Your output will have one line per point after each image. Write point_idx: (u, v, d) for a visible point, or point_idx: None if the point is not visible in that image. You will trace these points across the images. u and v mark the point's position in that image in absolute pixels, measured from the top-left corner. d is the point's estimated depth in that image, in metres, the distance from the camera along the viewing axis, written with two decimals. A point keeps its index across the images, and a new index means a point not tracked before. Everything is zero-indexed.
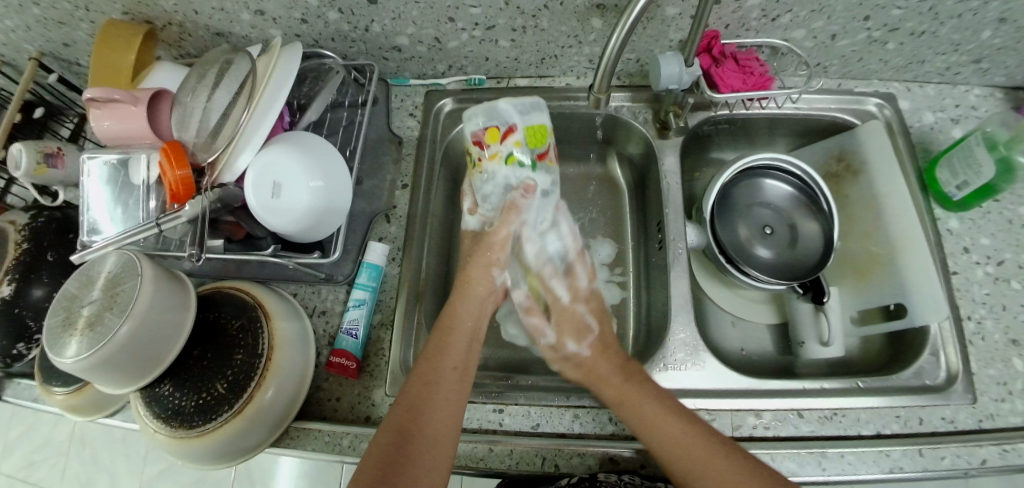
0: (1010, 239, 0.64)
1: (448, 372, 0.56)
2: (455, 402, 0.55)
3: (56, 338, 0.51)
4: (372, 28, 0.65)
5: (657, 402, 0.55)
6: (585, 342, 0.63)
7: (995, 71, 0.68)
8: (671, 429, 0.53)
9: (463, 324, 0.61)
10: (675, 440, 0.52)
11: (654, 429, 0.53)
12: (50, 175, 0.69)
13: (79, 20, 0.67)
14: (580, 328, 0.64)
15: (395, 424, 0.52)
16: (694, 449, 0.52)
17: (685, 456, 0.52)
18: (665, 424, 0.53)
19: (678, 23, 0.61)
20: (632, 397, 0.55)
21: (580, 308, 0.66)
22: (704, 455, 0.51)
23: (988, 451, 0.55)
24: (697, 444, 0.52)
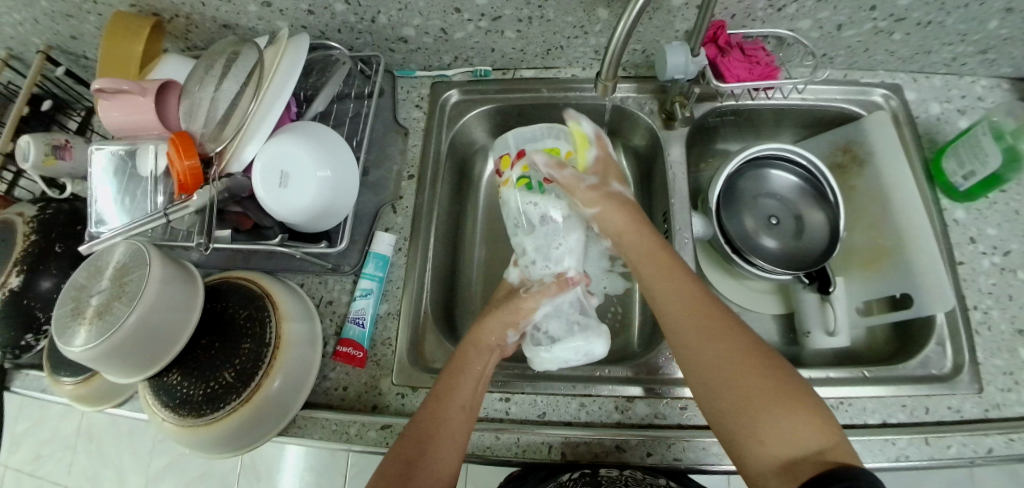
0: (1017, 229, 0.64)
1: (458, 409, 0.53)
2: (467, 421, 0.53)
3: (65, 326, 0.51)
4: (378, 19, 0.65)
5: (683, 280, 0.57)
6: (620, 187, 0.67)
7: (1002, 62, 0.67)
8: (688, 296, 0.55)
9: (472, 368, 0.57)
10: (687, 313, 0.54)
11: (679, 303, 0.55)
12: (57, 167, 0.69)
13: (86, 12, 0.67)
14: (620, 176, 0.68)
15: (412, 438, 0.52)
16: (700, 334, 0.53)
17: (687, 331, 0.54)
18: (684, 299, 0.56)
19: (683, 13, 0.61)
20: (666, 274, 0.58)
21: (613, 186, 0.66)
22: (712, 348, 0.51)
23: (994, 440, 0.55)
24: (714, 329, 0.53)
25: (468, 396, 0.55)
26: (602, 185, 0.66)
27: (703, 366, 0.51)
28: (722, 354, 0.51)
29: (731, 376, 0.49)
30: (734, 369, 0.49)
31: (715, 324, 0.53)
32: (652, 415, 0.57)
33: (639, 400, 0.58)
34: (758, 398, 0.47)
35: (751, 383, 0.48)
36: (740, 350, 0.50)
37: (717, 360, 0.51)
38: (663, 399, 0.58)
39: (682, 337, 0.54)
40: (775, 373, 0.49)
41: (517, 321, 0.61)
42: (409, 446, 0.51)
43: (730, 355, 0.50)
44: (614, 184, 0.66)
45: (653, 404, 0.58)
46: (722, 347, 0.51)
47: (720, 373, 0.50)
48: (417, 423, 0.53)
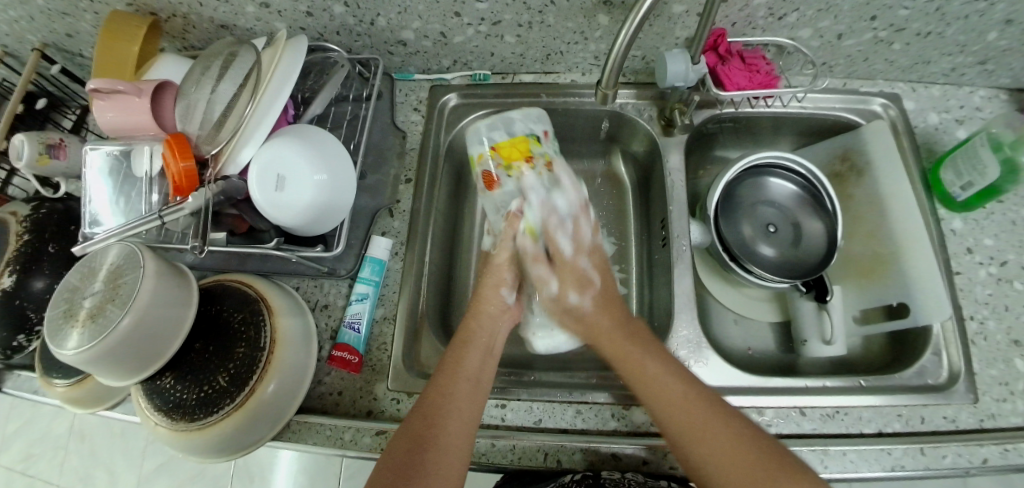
0: (1013, 240, 0.64)
1: (465, 382, 0.54)
2: (472, 411, 0.53)
3: (57, 329, 0.51)
4: (377, 22, 0.65)
5: (661, 362, 0.55)
6: (587, 295, 0.62)
7: (1000, 73, 0.68)
8: (678, 390, 0.53)
9: (478, 337, 0.59)
10: (679, 422, 0.51)
11: (664, 399, 0.53)
12: (51, 166, 0.68)
13: (83, 11, 0.67)
14: (590, 247, 0.64)
15: (409, 435, 0.50)
16: (694, 422, 0.51)
17: (682, 424, 0.51)
18: (671, 390, 0.53)
19: (684, 20, 0.61)
20: (642, 373, 0.55)
21: (583, 261, 0.63)
22: (706, 431, 0.50)
23: (989, 451, 0.55)
24: (703, 423, 0.51)
25: (473, 373, 0.56)
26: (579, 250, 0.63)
27: (700, 436, 0.50)
28: (721, 444, 0.49)
29: (727, 468, 0.48)
30: (731, 450, 0.49)
31: (704, 416, 0.51)
32: (648, 423, 0.57)
33: (636, 408, 0.58)
34: (756, 466, 0.48)
35: (749, 467, 0.48)
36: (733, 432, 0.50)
37: (717, 448, 0.49)
38: None
39: (677, 437, 0.51)
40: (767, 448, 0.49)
41: (506, 279, 0.63)
42: (407, 442, 0.50)
43: (728, 438, 0.50)
44: (584, 259, 0.63)
45: (650, 412, 0.57)
46: (718, 426, 0.50)
47: (716, 465, 0.49)
48: (416, 413, 0.52)
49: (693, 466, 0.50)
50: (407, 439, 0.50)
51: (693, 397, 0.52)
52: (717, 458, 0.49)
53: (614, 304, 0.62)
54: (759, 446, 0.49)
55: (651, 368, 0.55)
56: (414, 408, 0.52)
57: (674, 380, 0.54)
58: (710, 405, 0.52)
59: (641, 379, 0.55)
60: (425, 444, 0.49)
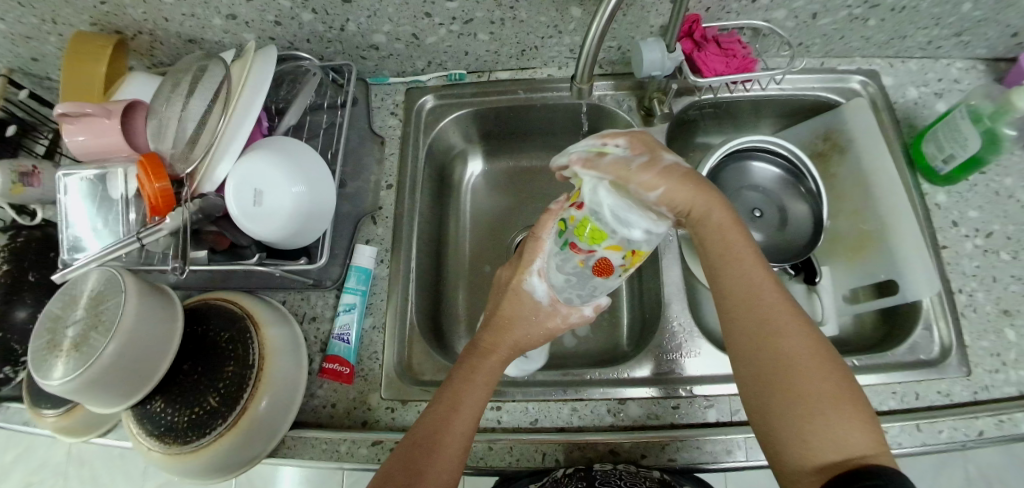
0: (997, 210, 0.64)
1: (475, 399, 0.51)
2: (467, 438, 0.49)
3: (41, 361, 0.50)
4: (347, 27, 0.64)
5: (756, 270, 0.48)
6: (664, 167, 0.48)
7: (976, 44, 0.67)
8: (765, 304, 0.46)
9: (504, 346, 0.55)
10: (745, 328, 0.46)
11: (739, 311, 0.47)
12: (26, 195, 0.67)
13: (47, 33, 0.65)
14: (701, 206, 0.48)
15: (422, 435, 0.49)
16: (768, 327, 0.45)
17: (749, 337, 0.46)
18: (748, 296, 0.47)
19: (657, 8, 0.61)
20: (722, 247, 0.49)
21: (663, 159, 0.49)
22: (780, 340, 0.45)
23: (984, 422, 0.55)
24: (783, 332, 0.45)
25: (483, 387, 0.52)
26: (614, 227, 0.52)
27: (771, 362, 0.44)
28: (795, 366, 0.44)
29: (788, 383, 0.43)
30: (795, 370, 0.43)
31: (786, 323, 0.45)
32: (645, 416, 0.57)
33: (632, 402, 0.57)
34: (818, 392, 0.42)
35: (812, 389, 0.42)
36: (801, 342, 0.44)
37: (791, 365, 0.44)
38: (655, 399, 0.57)
39: (744, 350, 0.46)
40: (835, 378, 0.43)
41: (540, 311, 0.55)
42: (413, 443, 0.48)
43: (796, 354, 0.44)
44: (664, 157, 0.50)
45: (646, 405, 0.57)
46: (790, 348, 0.44)
47: (778, 380, 0.44)
48: (422, 432, 0.49)
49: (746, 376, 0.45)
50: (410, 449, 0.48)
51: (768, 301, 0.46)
52: (784, 373, 0.44)
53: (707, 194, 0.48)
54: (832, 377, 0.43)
55: (736, 277, 0.48)
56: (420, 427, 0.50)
57: (761, 283, 0.47)
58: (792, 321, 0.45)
59: (723, 259, 0.49)
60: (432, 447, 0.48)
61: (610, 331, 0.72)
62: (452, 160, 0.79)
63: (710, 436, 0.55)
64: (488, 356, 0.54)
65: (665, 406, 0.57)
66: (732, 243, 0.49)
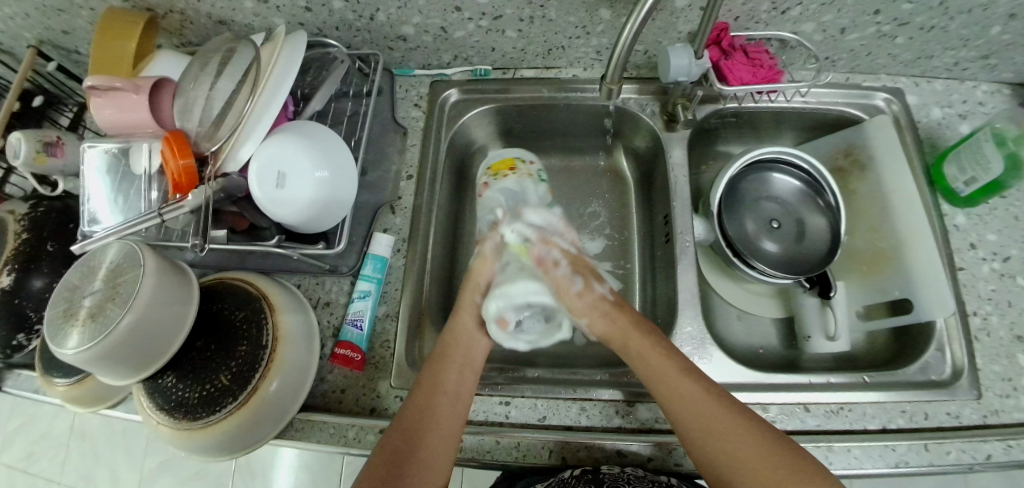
0: (1016, 235, 0.64)
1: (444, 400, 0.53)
2: (450, 428, 0.52)
3: (57, 329, 0.50)
4: (377, 17, 0.64)
5: (677, 364, 0.53)
6: (597, 287, 0.63)
7: (1003, 67, 0.67)
8: (701, 400, 0.51)
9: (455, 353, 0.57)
10: (694, 415, 0.50)
11: (689, 406, 0.51)
12: (49, 165, 0.68)
13: (79, 7, 0.66)
14: (593, 273, 0.64)
15: (391, 447, 0.50)
16: (712, 421, 0.50)
17: (700, 424, 0.50)
18: (687, 392, 0.51)
19: (687, 15, 0.61)
20: (665, 380, 0.53)
21: (590, 261, 0.66)
22: (726, 430, 0.49)
23: (992, 446, 0.55)
24: (731, 426, 0.49)
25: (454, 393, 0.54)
26: (586, 291, 0.62)
27: (727, 452, 0.48)
28: (745, 444, 0.48)
29: (752, 466, 0.47)
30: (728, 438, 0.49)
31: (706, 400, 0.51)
32: (653, 420, 0.57)
33: (641, 405, 0.58)
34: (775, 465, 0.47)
35: (767, 466, 0.47)
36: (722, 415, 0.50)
37: (745, 452, 0.48)
38: None
39: (694, 437, 0.50)
40: (786, 456, 0.47)
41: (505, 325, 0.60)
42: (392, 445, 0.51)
43: (746, 441, 0.48)
44: (596, 284, 0.63)
45: (655, 409, 0.57)
46: (740, 439, 0.49)
47: (741, 469, 0.48)
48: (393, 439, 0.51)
49: (711, 467, 0.49)
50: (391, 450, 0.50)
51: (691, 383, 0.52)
52: (737, 456, 0.48)
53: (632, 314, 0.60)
54: (777, 448, 0.48)
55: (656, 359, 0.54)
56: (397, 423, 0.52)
57: (691, 379, 0.52)
58: (726, 406, 0.51)
59: (665, 390, 0.52)
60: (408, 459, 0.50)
61: None
62: (471, 155, 0.80)
63: None
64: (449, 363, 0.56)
65: None
66: (653, 352, 0.55)
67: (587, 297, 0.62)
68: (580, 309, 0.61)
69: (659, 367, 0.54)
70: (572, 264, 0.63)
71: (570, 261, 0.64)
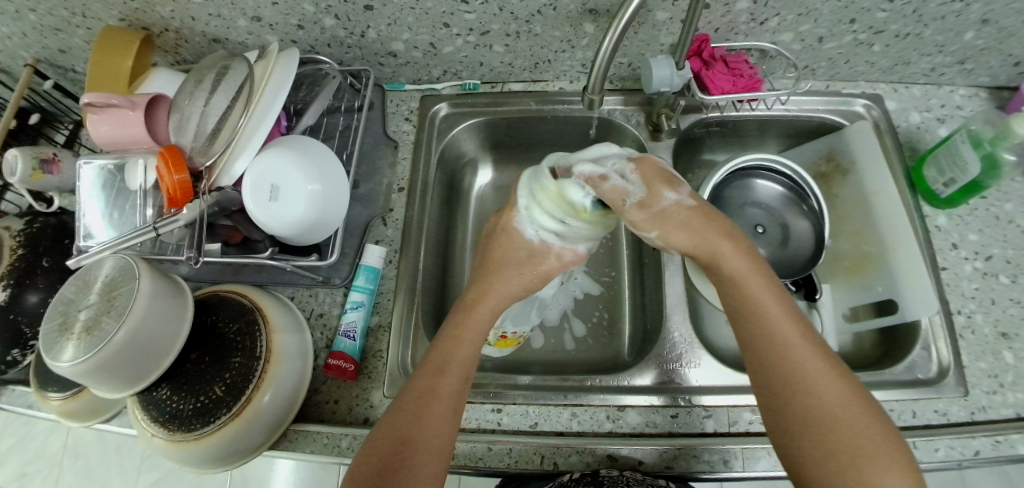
0: (997, 235, 0.66)
1: (452, 385, 0.52)
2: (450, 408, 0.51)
3: (52, 342, 0.51)
4: (367, 34, 0.66)
5: (776, 301, 0.51)
6: (682, 191, 0.56)
7: (979, 71, 0.69)
8: (802, 356, 0.48)
9: (489, 301, 0.58)
10: (778, 354, 0.48)
11: (775, 341, 0.49)
12: (45, 181, 0.69)
13: (75, 26, 0.67)
14: (668, 176, 0.56)
15: (396, 436, 0.49)
16: (801, 367, 0.47)
17: (782, 364, 0.48)
18: (782, 327, 0.49)
19: (668, 27, 0.63)
20: (761, 311, 0.50)
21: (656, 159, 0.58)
22: (810, 375, 0.47)
23: (980, 442, 0.56)
24: (815, 375, 0.47)
25: (456, 388, 0.52)
26: (652, 196, 0.55)
27: (810, 406, 0.46)
28: (827, 395, 0.46)
29: (829, 424, 0.45)
30: (830, 410, 0.45)
31: (814, 368, 0.47)
32: (644, 424, 0.57)
33: (632, 409, 0.58)
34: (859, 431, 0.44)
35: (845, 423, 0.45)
36: (842, 396, 0.46)
37: (826, 403, 0.46)
38: (655, 408, 0.58)
39: (773, 374, 0.48)
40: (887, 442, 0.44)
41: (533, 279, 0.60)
42: (378, 446, 0.49)
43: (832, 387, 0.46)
44: (666, 192, 0.55)
45: (646, 413, 0.58)
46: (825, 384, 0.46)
47: (814, 420, 0.45)
48: (384, 436, 0.49)
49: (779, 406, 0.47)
50: (393, 431, 0.49)
51: (811, 356, 0.48)
52: (819, 406, 0.46)
53: (714, 221, 0.55)
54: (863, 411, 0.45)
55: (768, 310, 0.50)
56: (402, 402, 0.51)
57: (789, 321, 0.50)
58: (821, 355, 0.48)
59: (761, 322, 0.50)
60: (407, 449, 0.48)
61: (612, 341, 0.73)
62: (462, 167, 0.81)
63: (706, 445, 0.55)
64: (473, 312, 0.57)
65: (664, 415, 0.58)
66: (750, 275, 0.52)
67: (652, 207, 0.55)
68: (647, 219, 0.55)
69: (769, 323, 0.50)
70: (641, 178, 0.56)
71: (638, 170, 0.56)
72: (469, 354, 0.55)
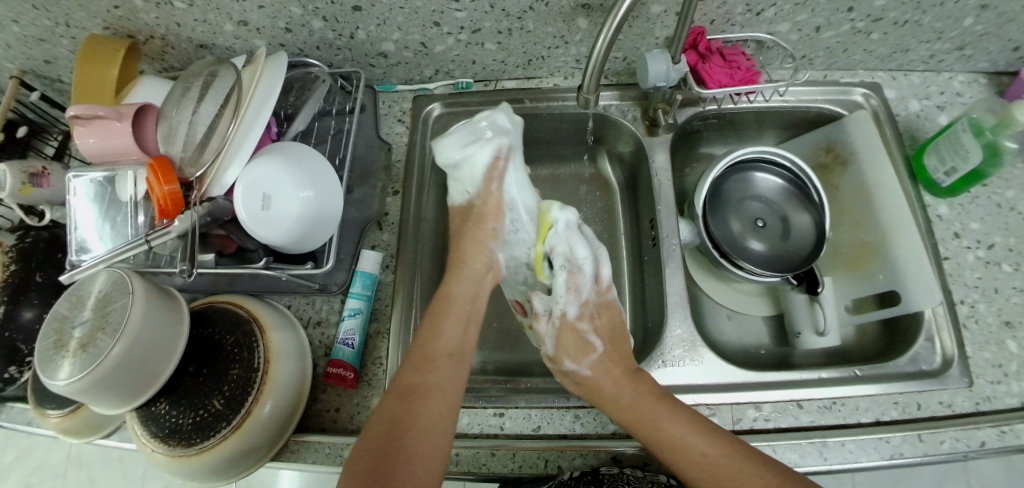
0: (999, 222, 0.65)
1: (443, 358, 0.55)
2: (447, 394, 0.53)
3: (48, 361, 0.50)
4: (357, 35, 0.65)
5: (633, 387, 0.56)
6: (597, 322, 0.62)
7: (978, 57, 0.68)
8: (670, 426, 0.52)
9: (458, 306, 0.59)
10: (659, 441, 0.52)
11: (651, 432, 0.53)
12: (35, 195, 0.68)
13: (60, 36, 0.66)
14: (593, 324, 0.62)
15: (386, 417, 0.50)
16: (680, 442, 0.51)
17: (668, 447, 0.51)
18: (649, 418, 0.53)
19: (663, 20, 0.61)
20: (619, 405, 0.55)
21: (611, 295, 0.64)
22: (693, 447, 0.51)
23: (986, 433, 0.55)
24: (692, 441, 0.51)
25: (448, 373, 0.54)
26: (604, 291, 0.64)
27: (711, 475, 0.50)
28: (712, 454, 0.50)
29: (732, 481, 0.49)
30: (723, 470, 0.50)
31: (690, 439, 0.51)
32: None
33: None
34: (757, 477, 0.49)
35: (744, 475, 0.49)
36: (720, 447, 0.51)
37: (717, 467, 0.50)
38: None
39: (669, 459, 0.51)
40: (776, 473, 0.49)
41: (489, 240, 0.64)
42: (377, 427, 0.50)
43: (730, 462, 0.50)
44: (595, 305, 0.63)
45: None
46: (708, 449, 0.51)
47: (724, 486, 0.49)
48: (376, 421, 0.50)
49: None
50: (385, 420, 0.50)
51: (681, 428, 0.52)
52: (713, 472, 0.50)
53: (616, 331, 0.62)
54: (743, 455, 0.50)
55: (628, 396, 0.55)
56: (390, 387, 0.53)
57: (653, 401, 0.54)
58: (685, 421, 0.53)
59: (631, 420, 0.54)
60: (398, 432, 0.50)
61: None
62: None
63: None
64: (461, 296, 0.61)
65: None
66: (593, 377, 0.57)
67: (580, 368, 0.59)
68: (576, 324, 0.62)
69: (631, 410, 0.54)
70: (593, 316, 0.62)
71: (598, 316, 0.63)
72: (453, 336, 0.57)
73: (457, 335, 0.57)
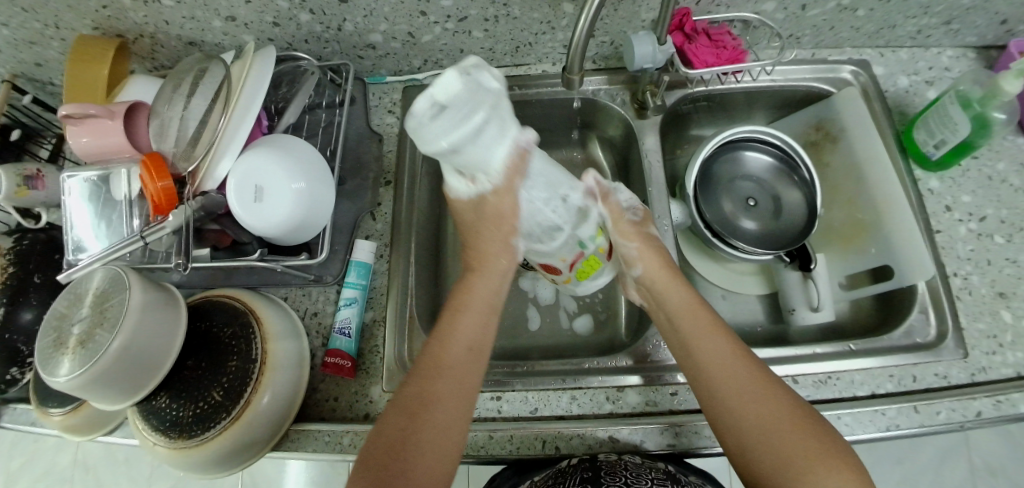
0: (990, 195, 0.65)
1: (461, 348, 0.53)
2: (463, 388, 0.52)
3: (48, 359, 0.50)
4: (345, 27, 0.65)
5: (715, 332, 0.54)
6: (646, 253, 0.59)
7: (965, 31, 0.68)
8: (740, 368, 0.51)
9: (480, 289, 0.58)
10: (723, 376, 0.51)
11: (717, 366, 0.51)
12: (32, 197, 0.68)
13: (49, 38, 0.66)
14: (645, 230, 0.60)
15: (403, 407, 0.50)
16: (742, 388, 0.50)
17: (729, 383, 0.50)
18: (719, 353, 0.52)
19: (648, 2, 0.62)
20: (696, 338, 0.54)
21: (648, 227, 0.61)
22: (753, 397, 0.49)
23: (982, 403, 0.55)
24: (754, 386, 0.50)
25: (464, 369, 0.53)
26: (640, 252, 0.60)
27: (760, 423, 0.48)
28: (767, 406, 0.49)
29: (786, 441, 0.47)
30: (779, 424, 0.48)
31: (756, 391, 0.50)
32: (645, 403, 0.57)
33: (633, 389, 0.58)
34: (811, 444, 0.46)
35: (800, 439, 0.46)
36: (784, 405, 0.49)
37: (772, 422, 0.48)
38: (654, 387, 0.58)
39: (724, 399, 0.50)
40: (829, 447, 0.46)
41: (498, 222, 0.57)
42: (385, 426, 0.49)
43: (777, 406, 0.49)
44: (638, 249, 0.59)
45: (645, 392, 0.58)
46: (773, 398, 0.49)
47: (775, 440, 0.47)
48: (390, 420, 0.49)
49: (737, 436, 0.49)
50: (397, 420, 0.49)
51: (750, 373, 0.51)
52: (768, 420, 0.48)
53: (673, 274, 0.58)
54: (805, 420, 0.48)
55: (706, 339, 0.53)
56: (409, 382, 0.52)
57: (730, 347, 0.53)
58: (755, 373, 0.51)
59: (702, 354, 0.53)
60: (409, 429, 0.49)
61: (609, 323, 0.73)
62: None
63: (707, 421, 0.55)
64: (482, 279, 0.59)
65: (664, 394, 0.58)
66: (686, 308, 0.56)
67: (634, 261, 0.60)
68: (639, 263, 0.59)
69: (706, 346, 0.53)
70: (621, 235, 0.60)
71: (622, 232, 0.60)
72: (470, 330, 0.55)
73: (479, 326, 0.56)
